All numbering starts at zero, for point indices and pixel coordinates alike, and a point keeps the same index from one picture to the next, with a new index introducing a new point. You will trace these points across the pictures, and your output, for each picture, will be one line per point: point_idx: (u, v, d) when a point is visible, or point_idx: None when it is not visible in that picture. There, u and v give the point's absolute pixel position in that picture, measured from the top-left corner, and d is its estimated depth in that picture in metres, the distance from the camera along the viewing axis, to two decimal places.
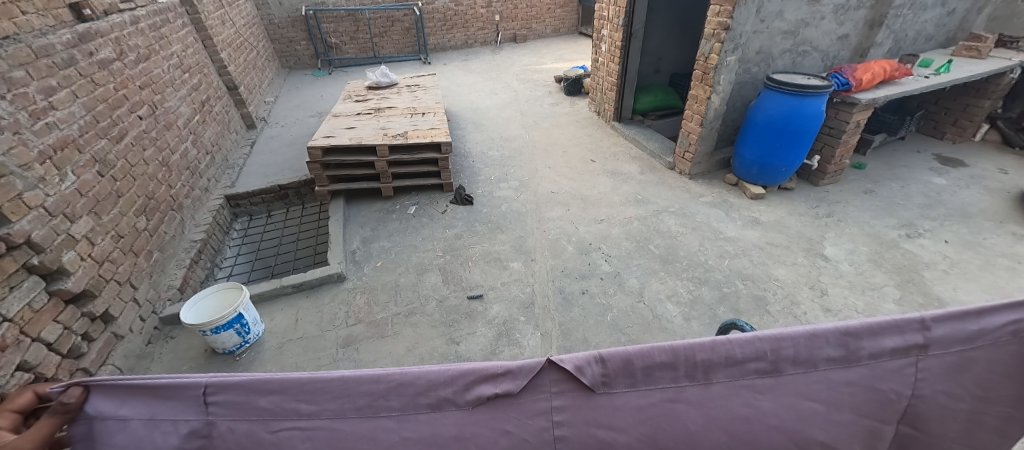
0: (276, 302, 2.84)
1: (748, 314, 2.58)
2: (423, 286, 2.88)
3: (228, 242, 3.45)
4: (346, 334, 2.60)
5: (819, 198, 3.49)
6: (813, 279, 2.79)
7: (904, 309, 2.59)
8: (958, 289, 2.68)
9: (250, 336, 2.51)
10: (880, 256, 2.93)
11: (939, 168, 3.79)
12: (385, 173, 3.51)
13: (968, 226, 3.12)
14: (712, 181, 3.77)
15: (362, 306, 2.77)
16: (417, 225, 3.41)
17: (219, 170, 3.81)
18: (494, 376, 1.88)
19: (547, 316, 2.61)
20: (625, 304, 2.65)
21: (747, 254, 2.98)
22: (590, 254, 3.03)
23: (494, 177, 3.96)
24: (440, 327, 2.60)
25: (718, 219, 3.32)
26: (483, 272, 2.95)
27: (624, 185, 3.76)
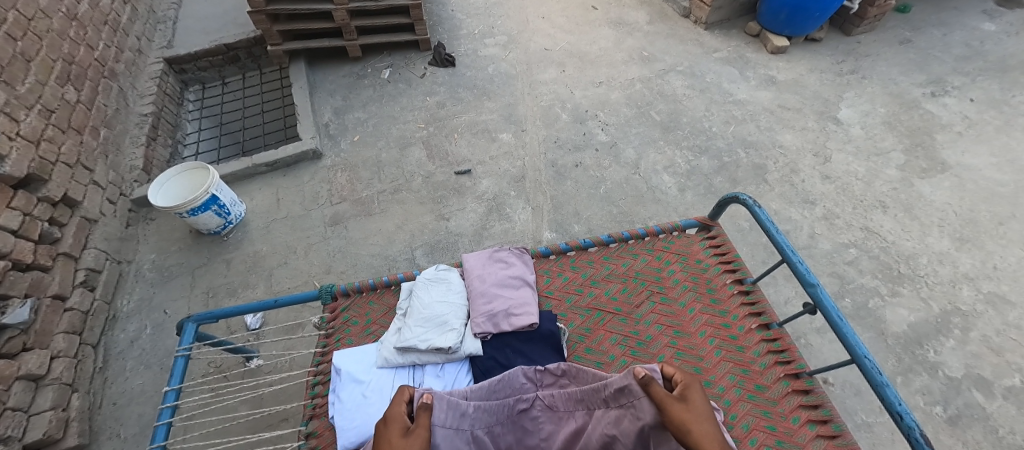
0: (252, 181, 2.69)
1: (746, 184, 2.50)
2: (406, 161, 2.70)
3: (186, 115, 3.11)
4: (331, 213, 2.52)
5: (846, 50, 3.09)
6: (820, 145, 2.64)
7: (905, 175, 2.53)
8: (966, 152, 2.57)
9: (231, 217, 2.43)
10: (896, 118, 2.72)
11: (992, 10, 3.29)
12: (348, 27, 2.98)
13: (1001, 81, 2.84)
14: (729, 32, 3.28)
15: (344, 184, 2.63)
16: (393, 91, 3.04)
17: (150, 26, 3.21)
18: (484, 254, 1.87)
19: (539, 190, 2.51)
20: (620, 176, 2.53)
21: (755, 119, 2.76)
22: (586, 123, 2.78)
23: (478, 30, 3.41)
24: (428, 204, 2.51)
25: (729, 78, 2.98)
26: (470, 145, 2.74)
27: (627, 38, 3.28)
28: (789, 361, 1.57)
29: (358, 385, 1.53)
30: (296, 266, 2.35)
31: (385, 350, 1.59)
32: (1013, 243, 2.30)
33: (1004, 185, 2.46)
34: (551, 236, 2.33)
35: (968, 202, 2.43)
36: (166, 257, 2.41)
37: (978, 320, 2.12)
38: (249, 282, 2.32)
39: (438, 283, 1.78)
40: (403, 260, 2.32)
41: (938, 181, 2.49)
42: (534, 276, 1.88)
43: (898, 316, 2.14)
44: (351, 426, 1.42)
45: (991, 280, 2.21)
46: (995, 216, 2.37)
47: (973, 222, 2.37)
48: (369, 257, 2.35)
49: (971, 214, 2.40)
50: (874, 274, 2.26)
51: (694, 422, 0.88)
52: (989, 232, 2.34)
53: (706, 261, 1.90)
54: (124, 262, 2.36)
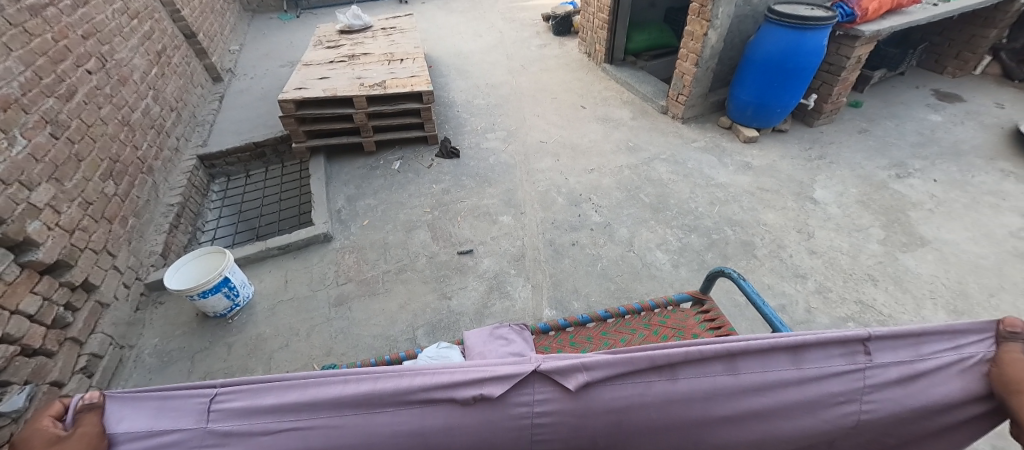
0: (263, 264, 2.80)
1: (735, 259, 2.61)
2: (412, 243, 2.85)
3: (208, 204, 3.34)
4: (336, 294, 2.60)
5: (812, 139, 3.42)
6: (802, 222, 2.80)
7: (887, 249, 2.65)
8: (942, 227, 2.72)
9: (239, 299, 2.50)
10: (868, 198, 2.93)
11: (936, 104, 3.70)
12: (365, 126, 3.35)
13: (958, 164, 3.10)
14: (706, 125, 3.66)
15: (351, 265, 2.75)
16: (402, 180, 3.31)
17: (188, 128, 3.61)
18: (485, 331, 1.91)
19: (538, 268, 2.61)
20: (615, 254, 2.65)
21: (737, 200, 2.97)
22: (580, 206, 2.98)
23: (480, 127, 3.81)
24: (431, 283, 2.60)
25: (710, 164, 3.26)
26: (472, 227, 2.91)
27: (614, 132, 3.65)
28: None
29: None
30: (298, 348, 2.36)
31: None
32: (1009, 314, 2.33)
33: (985, 258, 2.56)
34: (550, 313, 2.37)
35: (955, 275, 2.51)
36: (169, 341, 2.43)
37: None
38: (249, 365, 2.31)
39: (438, 361, 1.79)
40: (405, 339, 2.33)
41: (921, 255, 2.60)
42: (534, 352, 1.89)
43: None
44: None
45: None
46: (984, 287, 2.44)
47: (964, 294, 2.43)
48: (370, 337, 2.37)
49: (960, 286, 2.46)
50: None
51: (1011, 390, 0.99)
52: (982, 304, 2.38)
53: (703, 334, 1.94)
54: (126, 347, 2.38)
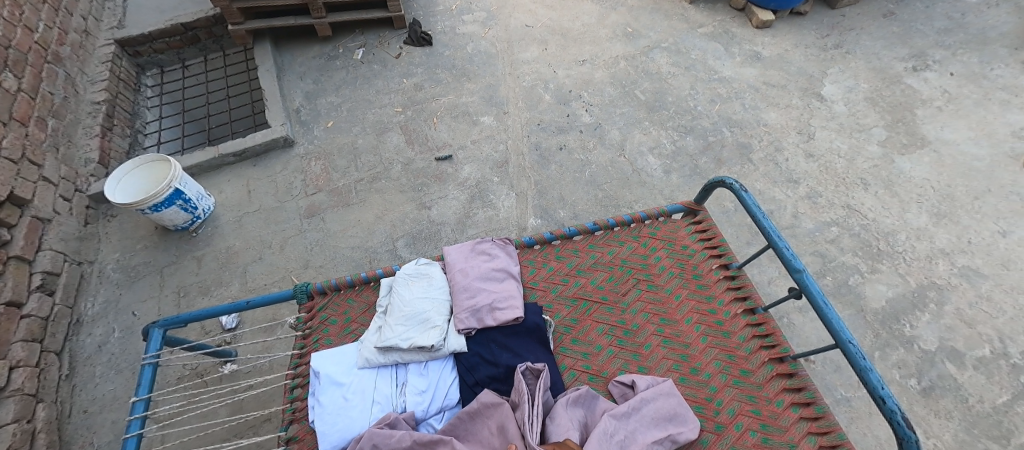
0: (221, 172, 2.55)
1: (730, 164, 2.47)
2: (384, 148, 2.59)
3: (144, 102, 2.91)
4: (307, 205, 2.42)
5: (831, 24, 3.04)
6: (804, 122, 2.63)
7: (886, 151, 2.54)
8: (946, 128, 2.59)
9: (199, 211, 2.30)
10: (878, 94, 2.72)
11: None
12: (314, 4, 2.79)
13: (980, 54, 2.85)
14: (715, 6, 3.19)
15: (318, 173, 2.52)
16: (368, 73, 2.90)
17: (97, 5, 2.96)
18: (467, 247, 1.83)
19: (523, 176, 2.44)
20: (605, 159, 2.48)
21: (740, 98, 2.72)
22: (570, 105, 2.70)
23: (455, 6, 3.24)
24: (408, 193, 2.42)
25: (715, 55, 2.92)
26: (451, 129, 2.64)
27: (611, 14, 3.16)
28: (773, 345, 1.60)
29: (337, 388, 1.50)
30: (272, 262, 2.26)
31: (365, 351, 1.55)
32: (987, 217, 2.35)
33: (981, 160, 2.49)
34: (535, 223, 2.28)
35: (946, 178, 2.46)
36: (132, 256, 2.30)
37: (951, 292, 2.18)
38: (223, 279, 2.23)
39: (420, 278, 1.72)
40: (385, 251, 2.24)
41: (919, 156, 2.52)
42: (519, 267, 1.84)
43: (876, 292, 2.19)
44: (334, 430, 1.39)
45: (967, 255, 2.26)
46: (971, 191, 2.41)
47: (950, 197, 2.41)
48: (348, 250, 2.27)
49: (948, 190, 2.43)
50: (854, 251, 2.29)
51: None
52: (965, 207, 2.38)
53: (692, 246, 1.89)
54: (85, 263, 2.23)
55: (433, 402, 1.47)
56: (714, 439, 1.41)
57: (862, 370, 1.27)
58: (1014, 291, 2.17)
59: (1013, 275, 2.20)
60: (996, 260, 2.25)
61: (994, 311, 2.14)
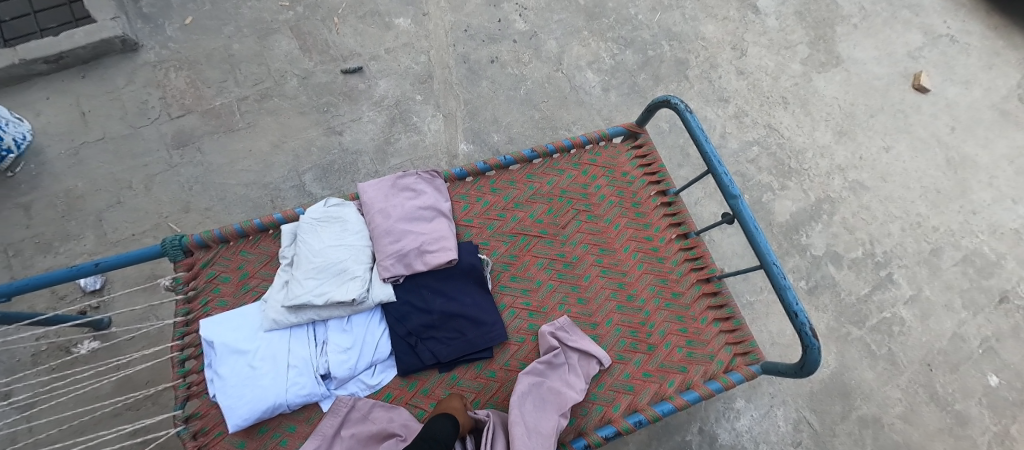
0: (32, 87, 1.87)
1: (668, 81, 2.37)
2: (271, 56, 2.05)
3: None
4: (173, 131, 1.90)
5: None
6: (738, 37, 2.56)
7: (806, 69, 2.60)
8: (857, 46, 2.70)
9: (9, 143, 1.65)
10: (806, 8, 2.71)
11: None
12: None
13: None
14: None
15: (183, 89, 1.96)
16: None
17: None
18: (387, 183, 1.57)
19: (449, 93, 2.12)
20: (542, 74, 2.23)
21: (680, 6, 2.54)
22: (500, 7, 2.32)
23: None
24: (311, 115, 2.00)
25: None
26: (357, 33, 2.15)
27: None
28: (702, 266, 1.67)
29: (240, 356, 1.27)
30: (137, 206, 1.80)
31: (272, 312, 1.32)
32: (877, 134, 2.60)
33: (879, 80, 2.67)
34: (466, 149, 2.04)
35: (851, 97, 2.62)
36: None
37: (840, 205, 2.45)
38: (69, 231, 1.74)
39: (331, 223, 1.45)
40: (289, 188, 1.89)
41: (832, 75, 2.62)
42: (450, 203, 1.65)
43: (783, 207, 2.38)
44: (242, 403, 1.20)
45: (856, 170, 2.51)
46: (868, 109, 2.61)
47: (851, 116, 2.60)
48: (241, 188, 1.87)
49: (851, 109, 2.61)
50: (768, 170, 2.42)
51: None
52: (861, 125, 2.59)
53: (632, 173, 1.82)
54: None
55: (361, 358, 1.32)
56: (648, 362, 1.48)
57: (782, 288, 1.35)
58: (886, 201, 2.49)
59: (888, 187, 2.52)
60: (877, 173, 2.54)
61: (869, 219, 2.46)
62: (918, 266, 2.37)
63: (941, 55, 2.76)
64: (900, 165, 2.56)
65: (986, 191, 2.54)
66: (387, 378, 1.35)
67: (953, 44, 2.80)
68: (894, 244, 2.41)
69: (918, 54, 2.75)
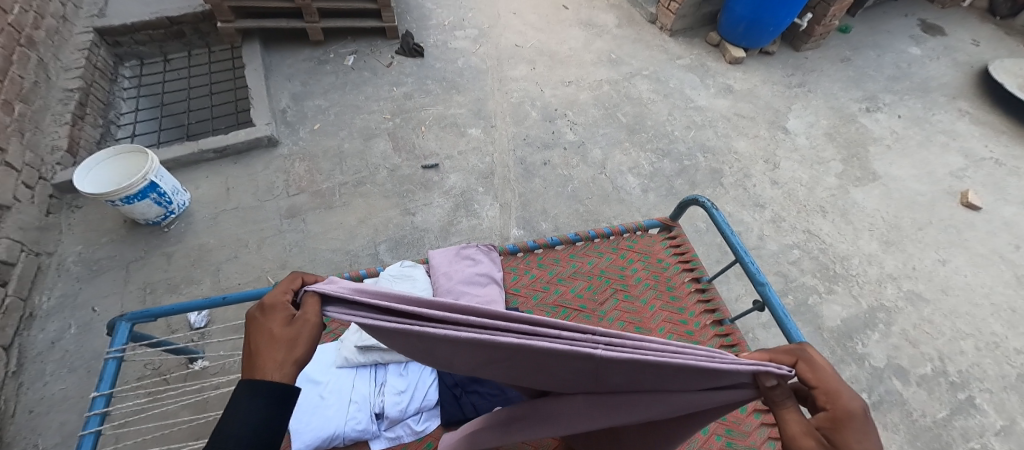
0: (199, 168, 2.48)
1: (703, 186, 2.62)
2: (370, 153, 2.60)
3: (120, 93, 2.81)
4: (288, 205, 2.39)
5: (795, 64, 3.32)
6: (770, 152, 2.82)
7: (842, 182, 2.75)
8: (894, 164, 2.84)
9: (173, 206, 2.24)
10: (836, 131, 2.96)
11: (919, 36, 3.63)
12: (309, 8, 2.82)
13: (924, 101, 3.15)
14: (692, 40, 3.42)
15: (302, 174, 2.50)
16: (357, 79, 2.92)
17: None
18: (451, 251, 1.85)
19: (507, 187, 2.50)
20: (587, 175, 2.58)
21: (713, 125, 2.90)
22: (555, 122, 2.80)
23: (447, 22, 3.34)
24: (393, 198, 2.43)
25: (691, 85, 3.11)
26: (438, 139, 2.68)
27: (597, 40, 3.33)
28: (738, 354, 1.68)
29: (313, 386, 1.48)
30: (248, 262, 2.20)
31: (345, 350, 1.53)
32: (928, 247, 2.57)
33: (923, 195, 2.73)
34: (517, 234, 2.33)
35: (893, 210, 2.68)
36: (95, 250, 2.20)
37: (897, 315, 2.36)
38: (194, 277, 2.15)
39: (403, 280, 1.72)
40: (366, 255, 2.24)
41: (870, 189, 2.74)
42: (501, 273, 1.88)
43: (832, 312, 2.34)
44: (308, 428, 1.37)
45: (911, 280, 2.46)
46: (915, 222, 2.64)
47: (897, 227, 2.63)
48: (329, 253, 2.25)
49: (895, 221, 2.65)
50: (812, 273, 2.45)
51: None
52: (910, 237, 2.60)
53: (666, 260, 1.98)
54: (43, 255, 2.12)
55: (412, 402, 1.46)
56: (683, 445, 1.47)
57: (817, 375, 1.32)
58: (951, 316, 2.37)
59: (951, 301, 2.41)
60: (936, 286, 2.46)
61: (934, 333, 2.32)
62: (1005, 392, 2.15)
63: (987, 176, 2.81)
64: (960, 279, 2.48)
65: None
66: (431, 426, 1.46)
67: (999, 166, 2.86)
68: (970, 363, 2.23)
69: (961, 174, 2.82)
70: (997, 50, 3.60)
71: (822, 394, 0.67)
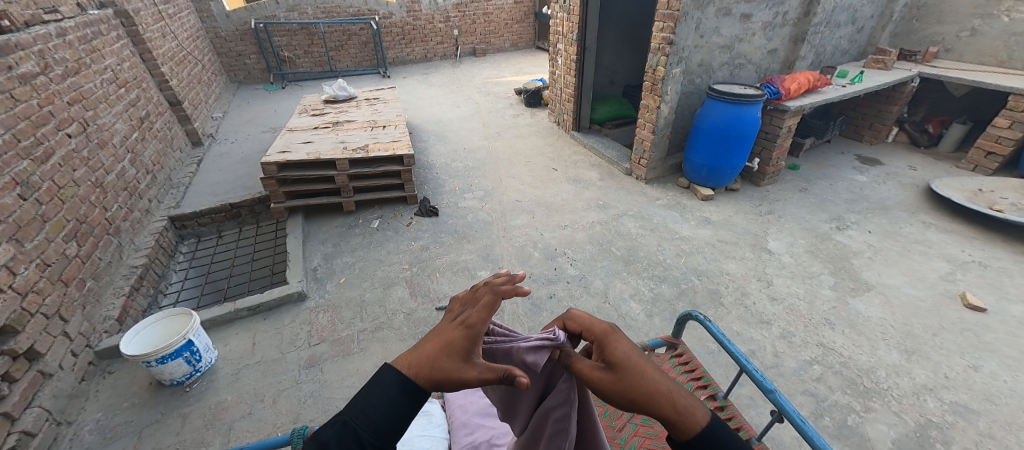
0: (230, 326, 2.62)
1: (704, 307, 2.73)
2: (389, 300, 2.79)
3: (174, 265, 3.14)
4: (308, 355, 2.43)
5: (761, 197, 3.81)
6: (761, 271, 3.01)
7: (839, 294, 2.84)
8: (883, 274, 2.99)
9: (201, 363, 2.24)
10: (816, 248, 3.21)
11: (861, 167, 4.24)
12: (346, 187, 3.44)
13: (887, 218, 3.51)
14: (667, 185, 4.00)
15: (324, 324, 2.62)
16: (381, 237, 3.33)
17: (163, 191, 3.54)
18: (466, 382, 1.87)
19: (517, 321, 2.62)
20: (592, 306, 2.72)
21: (701, 252, 3.17)
22: (556, 259, 3.10)
23: (458, 188, 3.99)
24: (409, 341, 2.52)
25: (673, 220, 3.51)
26: (451, 282, 2.93)
27: (585, 191, 3.90)
28: None
29: None
30: (262, 416, 2.12)
31: None
32: (952, 352, 2.46)
33: (923, 300, 2.79)
34: None
35: (900, 316, 2.68)
36: (115, 415, 2.09)
37: (952, 431, 2.09)
38: (203, 438, 2.03)
39: (419, 415, 1.73)
40: None
41: (869, 299, 2.80)
42: None
43: (879, 432, 2.09)
44: None
45: (948, 389, 2.26)
46: (927, 328, 2.60)
47: (911, 334, 2.58)
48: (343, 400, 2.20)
49: (907, 327, 2.62)
50: (842, 389, 2.28)
51: (636, 390, 0.95)
52: (928, 343, 2.52)
53: (678, 378, 1.96)
54: (64, 424, 2.03)
55: None
56: None
57: None
58: (1012, 428, 2.09)
59: (1005, 410, 2.17)
60: (980, 395, 2.24)
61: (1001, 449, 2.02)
62: None
63: (978, 277, 2.93)
64: (1001, 385, 2.28)
65: None
66: None
67: (985, 267, 3.00)
68: None
69: (952, 277, 2.94)
70: (935, 172, 4.13)
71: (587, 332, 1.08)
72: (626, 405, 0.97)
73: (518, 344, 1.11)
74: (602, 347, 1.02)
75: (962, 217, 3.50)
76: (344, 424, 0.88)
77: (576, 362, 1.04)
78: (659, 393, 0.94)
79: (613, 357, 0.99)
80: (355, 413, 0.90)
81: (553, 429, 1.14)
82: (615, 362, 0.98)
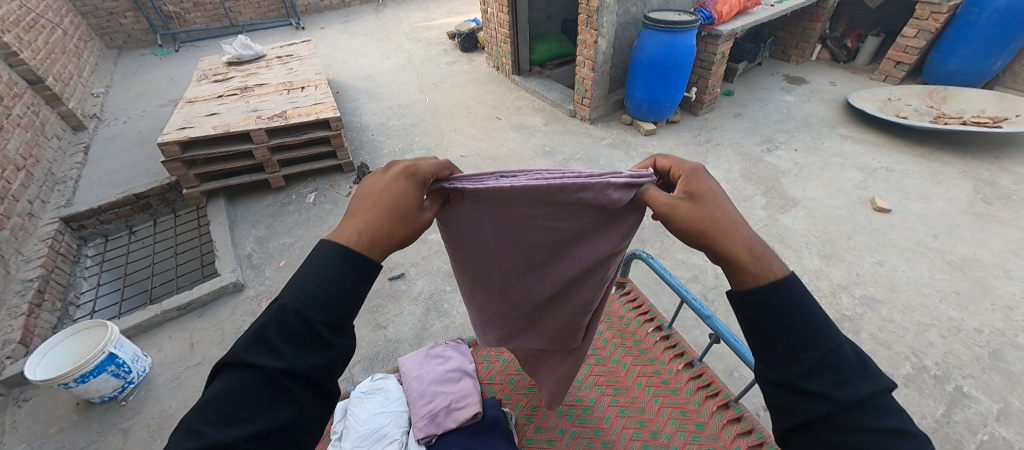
0: (161, 329, 2.40)
1: (652, 242, 2.83)
2: None
3: (81, 272, 2.79)
4: None
5: (699, 126, 3.89)
6: None
7: (770, 212, 3.03)
8: (807, 189, 3.21)
9: (133, 375, 2.06)
10: (750, 171, 3.37)
11: (788, 87, 4.40)
12: (269, 161, 3.13)
13: (811, 135, 3.71)
14: (610, 123, 3.97)
15: None
16: (320, 212, 3.09)
17: (46, 188, 3.06)
18: (421, 353, 1.87)
19: None
20: None
21: None
22: None
23: (398, 148, 3.76)
24: (364, 316, 2.43)
25: (618, 159, 3.53)
26: (401, 250, 2.82)
27: (531, 138, 3.80)
28: (717, 392, 1.69)
29: None
30: None
31: None
32: (864, 252, 2.74)
33: (840, 209, 3.04)
34: None
35: (822, 226, 2.92)
36: (41, 444, 1.91)
37: (861, 321, 2.36)
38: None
39: (375, 394, 1.71)
40: (340, 380, 2.14)
41: (795, 214, 3.02)
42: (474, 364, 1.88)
43: None
44: None
45: (860, 285, 2.54)
46: (844, 233, 2.86)
47: (831, 241, 2.83)
48: None
49: (828, 235, 2.86)
50: None
51: (712, 219, 0.82)
52: (845, 247, 2.78)
53: (627, 315, 2.03)
54: None
55: None
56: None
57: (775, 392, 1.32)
58: (909, 310, 2.40)
59: (903, 296, 2.48)
60: (885, 286, 2.54)
61: (900, 330, 2.32)
62: (985, 373, 2.12)
63: (885, 182, 3.22)
64: (902, 275, 2.59)
65: (1009, 284, 2.51)
66: None
67: (891, 172, 3.30)
68: (943, 353, 2.21)
69: (864, 185, 3.21)
70: (853, 86, 4.38)
71: (675, 167, 0.93)
72: (696, 238, 0.83)
73: (610, 180, 0.88)
74: (690, 180, 0.88)
75: (874, 127, 3.78)
76: (283, 308, 0.70)
77: (654, 192, 0.88)
78: (734, 233, 0.81)
79: (696, 189, 0.86)
80: (295, 295, 0.71)
81: (569, 240, 1.05)
82: (700, 194, 0.85)
